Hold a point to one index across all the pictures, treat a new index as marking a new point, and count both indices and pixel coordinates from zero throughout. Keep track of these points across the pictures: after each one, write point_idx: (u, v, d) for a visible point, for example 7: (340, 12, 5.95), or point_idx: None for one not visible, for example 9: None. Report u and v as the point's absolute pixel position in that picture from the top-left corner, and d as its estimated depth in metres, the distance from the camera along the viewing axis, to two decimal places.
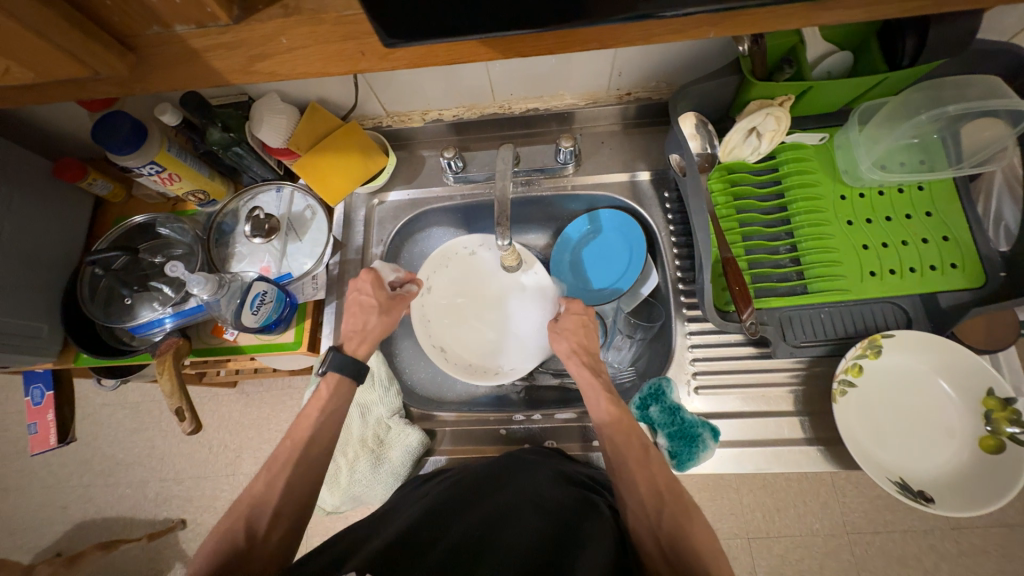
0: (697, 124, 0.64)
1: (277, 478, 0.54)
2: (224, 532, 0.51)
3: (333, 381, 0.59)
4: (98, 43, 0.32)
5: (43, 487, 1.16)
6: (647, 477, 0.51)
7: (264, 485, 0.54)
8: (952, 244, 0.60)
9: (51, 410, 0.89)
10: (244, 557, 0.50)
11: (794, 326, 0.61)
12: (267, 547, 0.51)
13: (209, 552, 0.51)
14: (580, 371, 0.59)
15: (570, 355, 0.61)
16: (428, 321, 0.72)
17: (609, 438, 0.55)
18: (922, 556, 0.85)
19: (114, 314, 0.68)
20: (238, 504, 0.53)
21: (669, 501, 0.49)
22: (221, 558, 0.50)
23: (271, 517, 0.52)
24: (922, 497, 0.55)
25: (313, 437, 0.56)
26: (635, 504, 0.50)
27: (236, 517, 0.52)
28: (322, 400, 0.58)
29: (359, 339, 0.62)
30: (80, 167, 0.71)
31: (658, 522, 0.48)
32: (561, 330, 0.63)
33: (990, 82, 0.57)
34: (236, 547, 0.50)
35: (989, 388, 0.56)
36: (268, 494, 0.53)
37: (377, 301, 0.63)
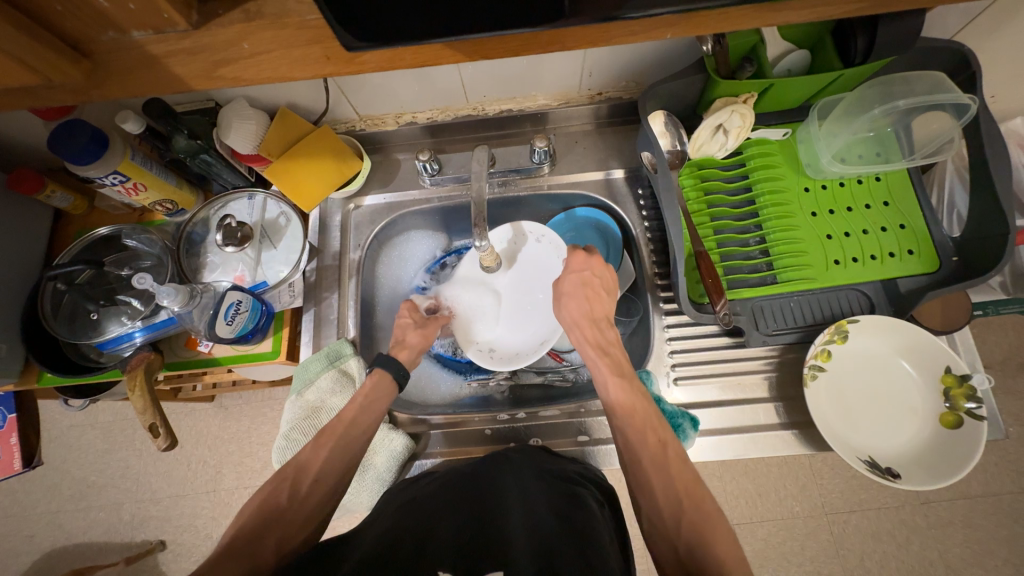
0: (668, 122, 0.66)
1: (323, 447, 0.55)
2: (266, 492, 0.51)
3: (374, 377, 0.61)
4: (49, 50, 0.31)
5: (9, 516, 1.10)
6: (665, 480, 0.51)
7: (308, 453, 0.54)
8: (908, 232, 0.63)
9: (15, 434, 0.85)
10: (281, 518, 0.50)
11: (765, 315, 0.63)
12: (302, 511, 0.51)
13: (246, 509, 0.51)
14: (585, 348, 0.62)
15: (576, 327, 0.63)
16: (468, 328, 0.71)
17: (624, 436, 0.55)
18: (894, 530, 0.89)
19: (79, 330, 0.66)
20: (283, 465, 0.53)
21: (689, 509, 0.49)
22: (260, 515, 0.49)
23: (312, 482, 0.52)
24: (889, 473, 0.58)
25: (363, 412, 0.58)
26: (652, 506, 0.50)
27: (277, 481, 0.52)
28: (364, 392, 0.60)
29: (402, 347, 0.65)
30: (37, 179, 0.68)
31: (677, 531, 0.48)
32: (566, 296, 0.64)
33: (935, 77, 0.60)
34: (273, 505, 0.50)
35: (946, 367, 0.59)
36: (312, 461, 0.54)
37: (414, 319, 0.69)
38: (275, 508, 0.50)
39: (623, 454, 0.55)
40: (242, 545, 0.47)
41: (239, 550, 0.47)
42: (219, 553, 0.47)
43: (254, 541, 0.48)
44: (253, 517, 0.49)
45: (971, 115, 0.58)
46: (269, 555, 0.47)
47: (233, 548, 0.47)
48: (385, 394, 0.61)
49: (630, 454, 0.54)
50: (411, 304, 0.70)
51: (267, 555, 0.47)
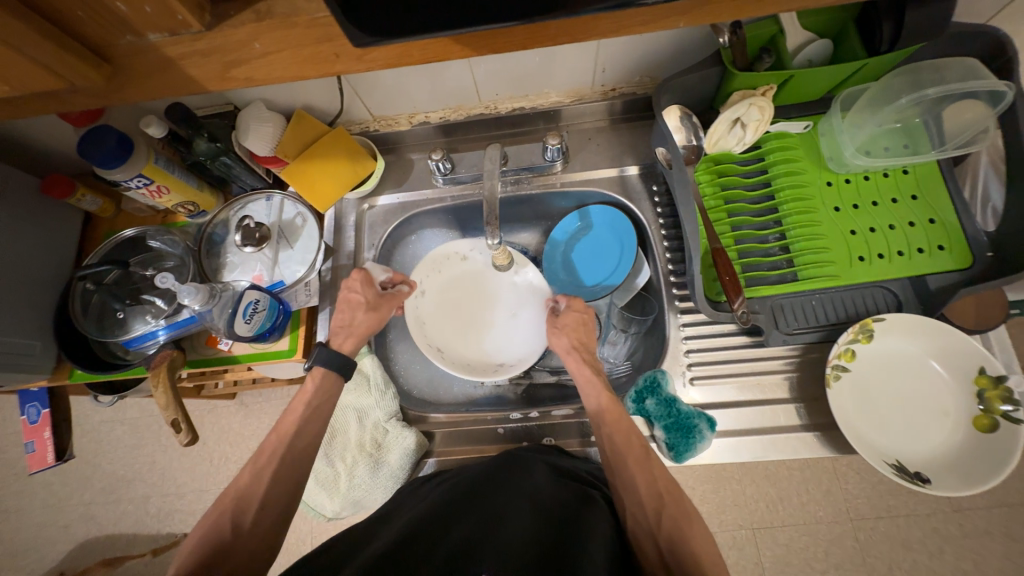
0: (681, 117, 0.65)
1: (265, 470, 0.54)
2: (211, 521, 0.51)
3: (319, 374, 0.60)
4: (72, 55, 0.32)
5: (45, 507, 1.15)
6: (647, 477, 0.51)
7: (249, 477, 0.53)
8: (939, 226, 0.61)
9: (48, 428, 0.89)
10: (232, 545, 0.49)
11: (786, 314, 0.61)
12: (254, 538, 0.51)
13: (191, 547, 0.50)
14: (580, 368, 0.60)
15: (570, 350, 0.62)
16: (427, 321, 0.72)
17: (608, 438, 0.55)
18: (925, 539, 0.86)
19: (107, 329, 0.68)
20: (224, 498, 0.53)
21: (670, 505, 0.49)
22: (204, 551, 0.49)
23: (259, 507, 0.52)
24: (919, 478, 0.55)
25: (311, 420, 0.58)
26: (635, 503, 0.50)
27: (221, 512, 0.51)
28: (310, 393, 0.59)
29: (348, 334, 0.63)
30: (68, 183, 0.71)
31: (658, 524, 0.47)
32: (561, 326, 0.64)
33: (967, 63, 0.57)
34: (222, 537, 0.50)
35: (980, 367, 0.57)
36: (256, 485, 0.53)
37: (365, 298, 0.65)
38: (222, 541, 0.49)
39: (608, 456, 0.55)
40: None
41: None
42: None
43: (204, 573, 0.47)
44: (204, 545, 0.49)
45: (1007, 102, 0.55)
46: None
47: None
48: (334, 386, 0.60)
49: (615, 455, 0.54)
50: (365, 274, 0.66)
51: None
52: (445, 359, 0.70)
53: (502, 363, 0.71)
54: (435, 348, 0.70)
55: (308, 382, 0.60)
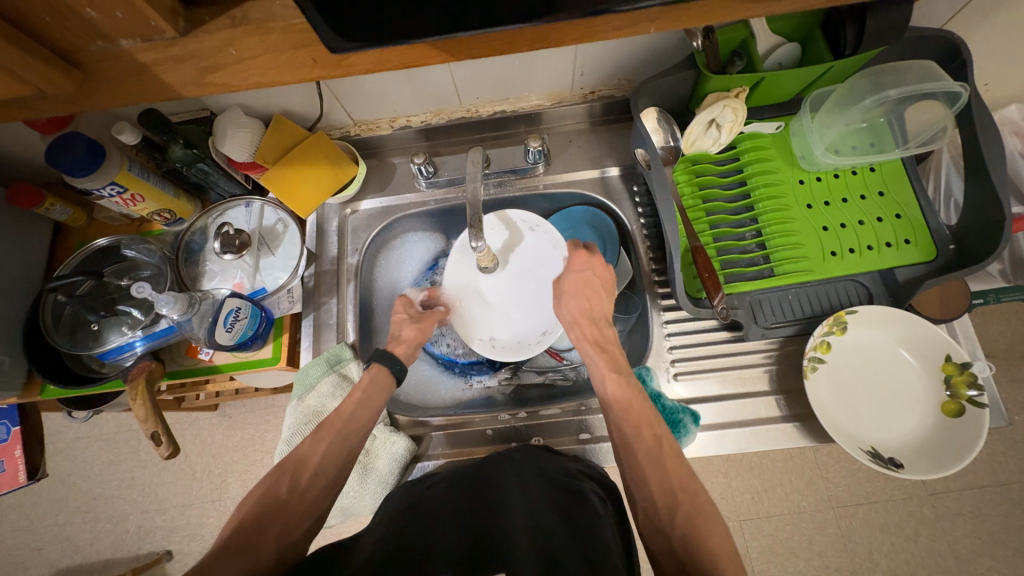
0: (659, 119, 0.67)
1: (322, 440, 0.55)
2: (267, 483, 0.52)
3: (373, 371, 0.62)
4: (39, 61, 0.31)
5: (16, 530, 1.10)
6: (660, 473, 0.51)
7: (307, 447, 0.55)
8: (904, 221, 0.63)
9: (20, 447, 0.85)
10: (281, 509, 0.50)
11: (764, 309, 0.63)
12: (304, 501, 0.51)
13: (248, 502, 0.51)
14: (584, 345, 0.62)
15: (575, 324, 0.64)
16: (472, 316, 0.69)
17: (620, 432, 0.56)
18: (902, 522, 0.89)
19: (80, 341, 0.66)
20: (283, 460, 0.54)
21: (685, 502, 0.49)
22: (259, 509, 0.50)
23: (313, 473, 0.53)
24: (891, 463, 0.57)
25: (361, 406, 0.59)
26: (647, 499, 0.51)
27: (277, 473, 0.52)
28: (364, 385, 0.61)
29: (400, 343, 0.67)
30: (36, 192, 0.69)
31: (670, 522, 0.48)
32: (567, 294, 0.65)
33: (925, 65, 0.60)
34: (274, 498, 0.50)
35: (947, 355, 0.59)
36: (311, 454, 0.54)
37: (409, 315, 0.70)
38: (276, 501, 0.50)
39: (620, 449, 0.56)
40: (242, 541, 0.47)
41: (241, 545, 0.47)
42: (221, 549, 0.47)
43: (254, 535, 0.48)
44: (256, 504, 0.50)
45: (963, 102, 0.58)
46: (271, 548, 0.48)
47: (233, 542, 0.47)
48: (384, 384, 0.62)
49: (625, 449, 0.55)
50: (405, 299, 0.72)
51: (268, 548, 0.48)
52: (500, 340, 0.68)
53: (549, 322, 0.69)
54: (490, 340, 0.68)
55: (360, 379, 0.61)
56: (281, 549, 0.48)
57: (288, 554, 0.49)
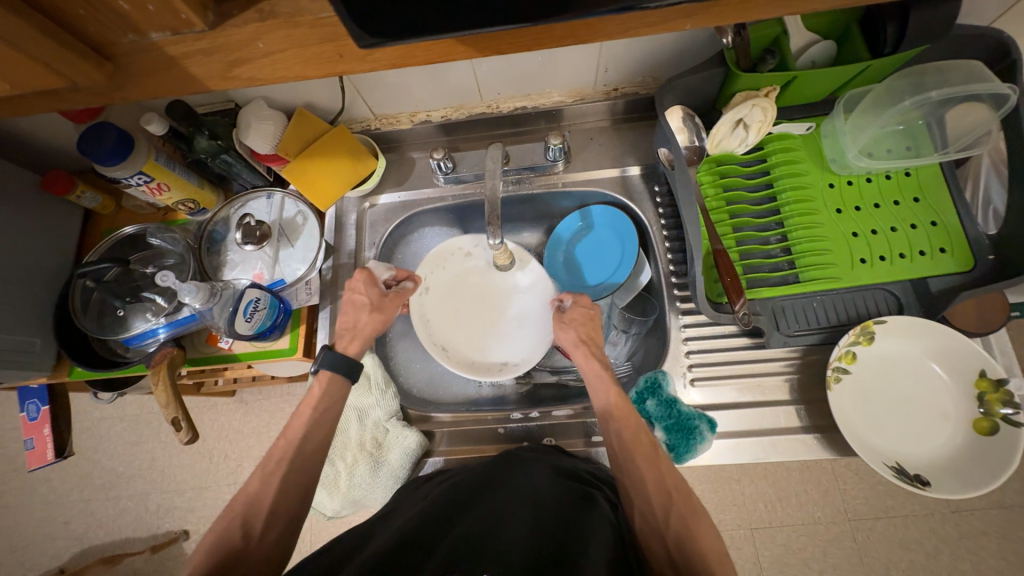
0: (684, 117, 0.64)
1: (275, 475, 0.54)
2: (219, 530, 0.51)
3: (325, 378, 0.59)
4: (73, 53, 0.32)
5: (44, 503, 1.15)
6: (655, 474, 0.51)
7: (259, 483, 0.53)
8: (941, 229, 0.61)
9: (48, 425, 0.89)
10: (242, 551, 0.49)
11: (787, 315, 0.61)
12: (265, 543, 0.51)
13: (205, 546, 0.50)
14: (590, 362, 0.60)
15: (577, 345, 0.61)
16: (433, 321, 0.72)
17: (616, 435, 0.55)
18: (923, 539, 0.86)
19: (107, 326, 0.68)
20: (233, 504, 0.53)
21: (678, 503, 0.49)
22: (216, 557, 0.49)
23: (268, 514, 0.51)
24: (918, 480, 0.55)
25: (314, 428, 0.57)
26: (643, 502, 0.50)
27: (231, 518, 0.51)
28: (315, 398, 0.58)
29: (354, 337, 0.62)
30: (68, 180, 0.71)
31: (666, 524, 0.48)
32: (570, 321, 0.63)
33: (970, 66, 0.57)
34: (231, 545, 0.49)
35: (981, 371, 0.57)
36: (266, 490, 0.53)
37: (369, 299, 0.64)
38: (232, 550, 0.49)
39: (614, 452, 0.55)
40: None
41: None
42: None
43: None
44: (213, 549, 0.49)
45: (1010, 105, 0.55)
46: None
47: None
48: (340, 391, 0.60)
49: (622, 451, 0.54)
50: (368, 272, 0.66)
51: None
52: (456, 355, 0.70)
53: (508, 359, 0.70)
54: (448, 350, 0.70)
55: (311, 389, 0.59)
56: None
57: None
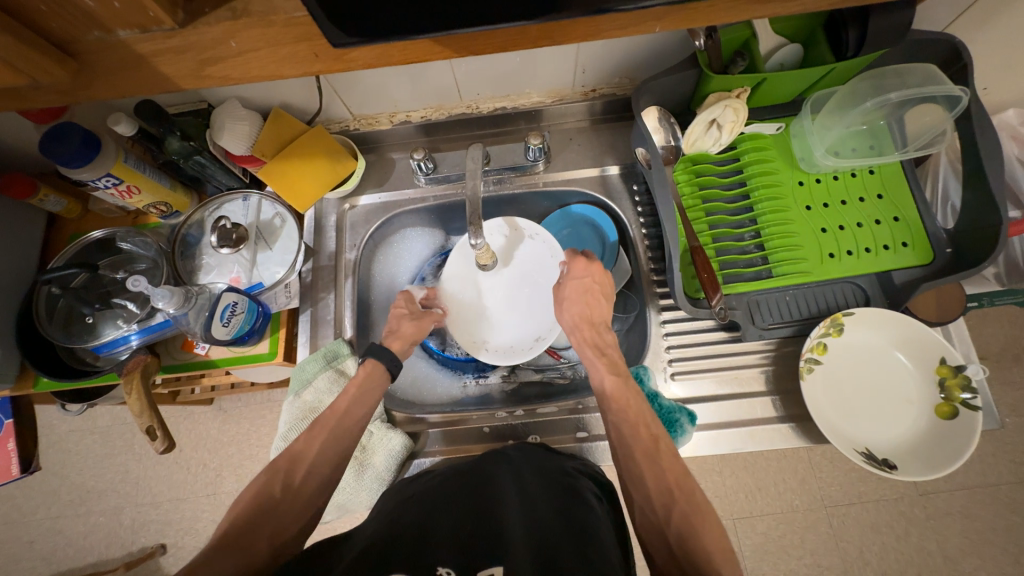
0: (660, 118, 0.67)
1: (317, 439, 0.55)
2: (259, 483, 0.52)
3: (369, 365, 0.62)
4: (33, 49, 0.31)
5: (8, 522, 1.10)
6: (655, 471, 0.52)
7: (302, 444, 0.55)
8: (902, 224, 0.64)
9: (12, 439, 0.85)
10: (276, 507, 0.50)
11: (761, 309, 0.63)
12: (298, 501, 0.51)
13: (242, 498, 0.51)
14: (584, 347, 0.63)
15: (574, 328, 0.65)
16: (467, 321, 0.70)
17: (615, 429, 0.57)
18: (893, 522, 0.90)
19: (75, 334, 0.65)
20: (276, 458, 0.54)
21: (680, 500, 0.50)
22: (251, 509, 0.49)
23: (306, 472, 0.53)
24: (886, 464, 0.58)
25: (356, 403, 0.59)
26: (644, 498, 0.51)
27: (270, 473, 0.52)
28: (359, 379, 0.61)
29: (394, 338, 0.67)
30: (30, 182, 0.68)
31: (667, 521, 0.48)
32: (566, 301, 0.66)
33: (926, 68, 0.60)
34: (266, 498, 0.50)
35: (941, 358, 0.60)
36: (305, 452, 0.54)
37: (410, 310, 0.70)
38: (268, 502, 0.50)
39: (616, 446, 0.56)
40: (238, 537, 0.47)
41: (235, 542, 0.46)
42: (213, 546, 0.46)
43: (246, 534, 0.47)
44: (248, 502, 0.50)
45: (963, 106, 0.58)
46: (264, 546, 0.47)
47: (227, 540, 0.46)
48: (380, 381, 0.62)
49: (621, 446, 0.55)
50: (406, 296, 0.71)
51: (259, 546, 0.47)
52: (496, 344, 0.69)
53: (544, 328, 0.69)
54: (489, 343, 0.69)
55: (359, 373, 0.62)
56: (274, 545, 0.48)
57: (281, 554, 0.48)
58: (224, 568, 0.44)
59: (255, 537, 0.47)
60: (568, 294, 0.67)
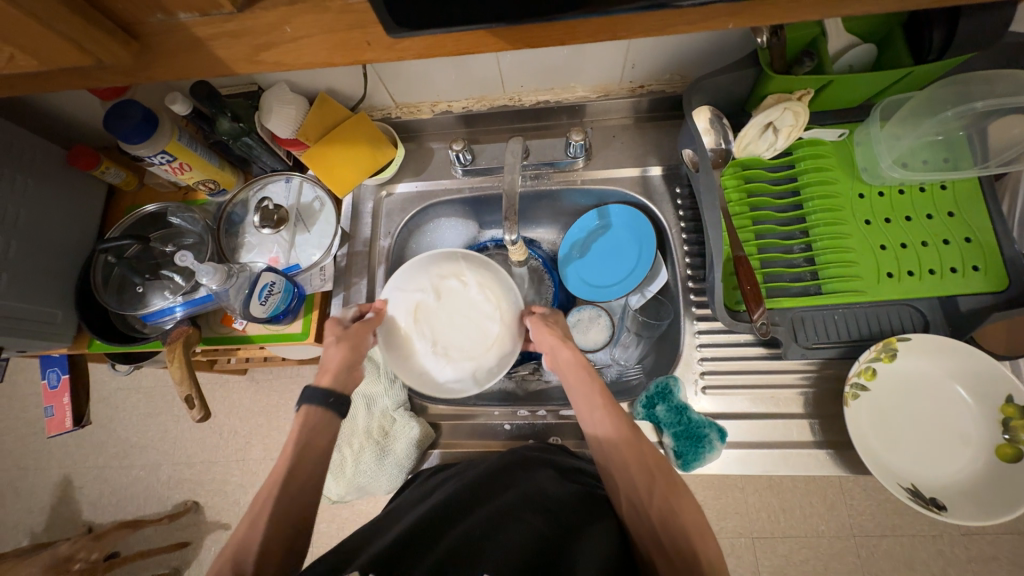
0: (711, 118, 0.63)
1: (263, 515, 0.48)
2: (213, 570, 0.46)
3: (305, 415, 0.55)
4: (100, 31, 0.32)
5: (60, 468, 1.19)
6: (637, 455, 0.51)
7: (246, 532, 0.48)
8: (974, 246, 0.58)
9: (67, 394, 0.91)
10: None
11: (806, 327, 0.60)
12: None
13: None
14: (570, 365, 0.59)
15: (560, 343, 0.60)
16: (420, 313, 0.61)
17: (597, 422, 0.54)
18: (929, 560, 0.84)
19: (127, 302, 0.69)
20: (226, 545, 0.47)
21: (660, 480, 0.49)
22: None
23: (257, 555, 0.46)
24: (934, 504, 0.54)
25: (298, 457, 0.52)
26: (628, 485, 0.50)
27: (225, 556, 0.46)
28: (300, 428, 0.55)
29: (324, 371, 0.58)
30: (93, 155, 0.72)
31: (650, 501, 0.48)
32: (548, 323, 0.63)
33: (1022, 76, 0.55)
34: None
35: (1008, 396, 0.54)
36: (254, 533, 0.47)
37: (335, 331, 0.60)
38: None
39: (596, 437, 0.54)
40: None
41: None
42: None
43: None
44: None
45: None
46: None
47: None
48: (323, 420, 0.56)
49: (604, 438, 0.53)
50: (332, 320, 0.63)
51: None
52: (398, 294, 0.61)
53: (458, 267, 0.63)
54: (405, 309, 0.61)
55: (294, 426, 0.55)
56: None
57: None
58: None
59: None
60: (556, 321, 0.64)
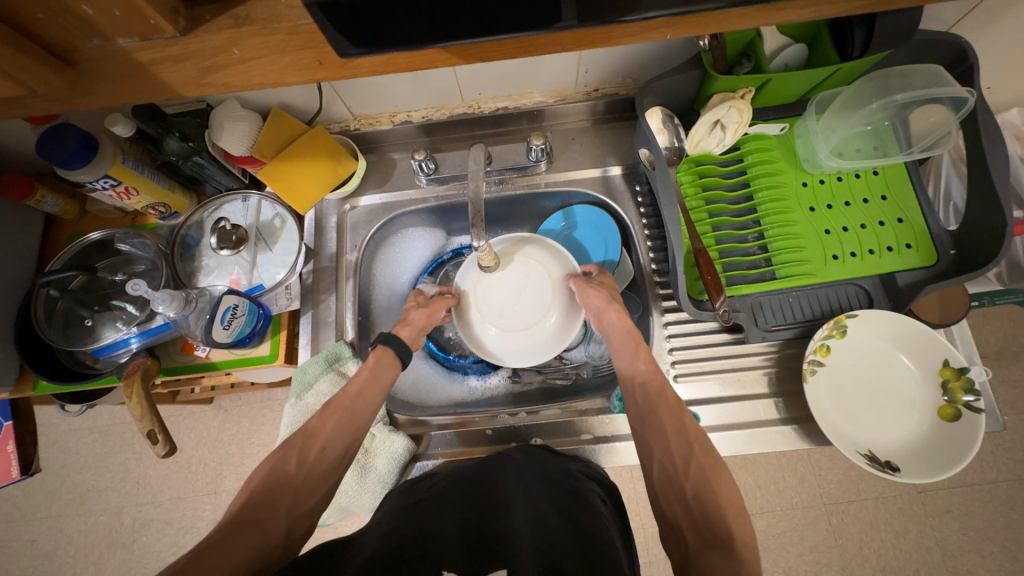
0: (664, 119, 0.66)
1: (330, 416, 0.54)
2: (274, 459, 0.50)
3: (377, 352, 0.60)
4: (33, 60, 0.30)
5: (7, 522, 1.10)
6: (676, 424, 0.52)
7: (316, 422, 0.53)
8: (906, 226, 0.63)
9: (12, 441, 0.84)
10: (289, 484, 0.48)
11: (764, 311, 0.63)
12: (311, 477, 0.50)
13: (249, 481, 0.48)
14: (618, 331, 0.60)
15: (608, 304, 0.62)
16: (478, 298, 0.65)
17: (641, 388, 0.56)
18: (891, 519, 0.90)
19: (74, 337, 0.65)
20: (290, 435, 0.52)
21: (698, 452, 0.50)
22: (263, 490, 0.47)
23: (320, 449, 0.51)
24: (889, 467, 0.58)
25: (369, 385, 0.57)
26: (663, 453, 0.51)
27: (286, 448, 0.50)
28: (366, 368, 0.58)
29: (404, 325, 0.63)
30: (27, 183, 0.67)
31: (686, 472, 0.49)
32: (593, 286, 0.64)
33: (933, 70, 0.59)
34: (281, 473, 0.48)
35: (945, 360, 0.60)
36: (320, 429, 0.52)
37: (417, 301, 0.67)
38: (281, 475, 0.48)
39: (637, 401, 0.56)
40: (256, 508, 0.46)
41: (251, 519, 0.45)
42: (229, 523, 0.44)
43: (264, 508, 0.46)
44: (262, 486, 0.47)
45: (969, 108, 0.57)
46: (280, 522, 0.46)
47: (244, 516, 0.45)
48: (390, 371, 0.60)
49: (645, 404, 0.55)
50: (415, 291, 0.69)
51: (277, 525, 0.46)
52: (466, 271, 0.67)
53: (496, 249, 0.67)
54: (470, 286, 0.66)
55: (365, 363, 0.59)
56: (290, 520, 0.47)
57: (295, 531, 0.47)
58: (246, 544, 0.43)
59: (271, 512, 0.46)
60: (603, 285, 0.66)
